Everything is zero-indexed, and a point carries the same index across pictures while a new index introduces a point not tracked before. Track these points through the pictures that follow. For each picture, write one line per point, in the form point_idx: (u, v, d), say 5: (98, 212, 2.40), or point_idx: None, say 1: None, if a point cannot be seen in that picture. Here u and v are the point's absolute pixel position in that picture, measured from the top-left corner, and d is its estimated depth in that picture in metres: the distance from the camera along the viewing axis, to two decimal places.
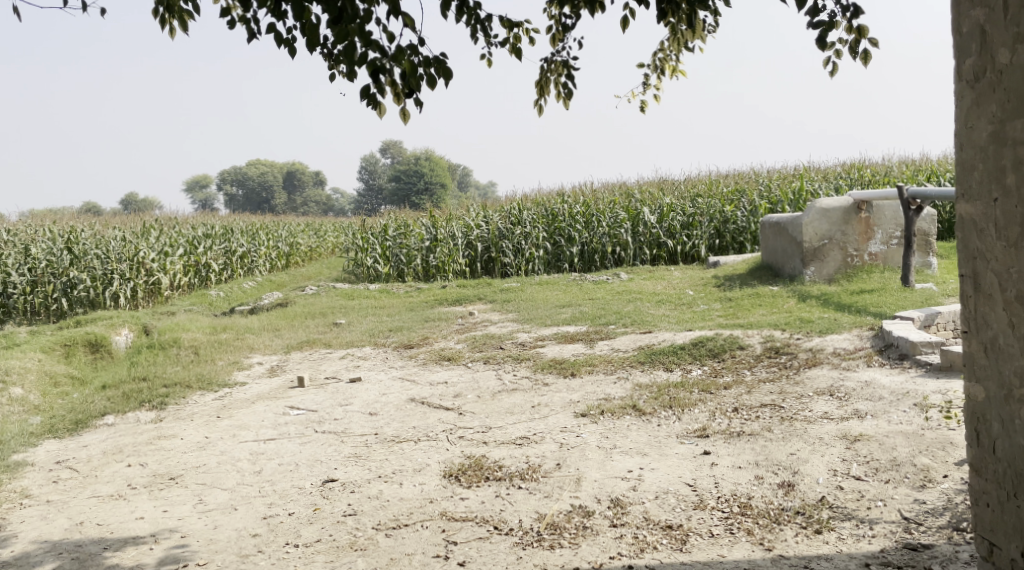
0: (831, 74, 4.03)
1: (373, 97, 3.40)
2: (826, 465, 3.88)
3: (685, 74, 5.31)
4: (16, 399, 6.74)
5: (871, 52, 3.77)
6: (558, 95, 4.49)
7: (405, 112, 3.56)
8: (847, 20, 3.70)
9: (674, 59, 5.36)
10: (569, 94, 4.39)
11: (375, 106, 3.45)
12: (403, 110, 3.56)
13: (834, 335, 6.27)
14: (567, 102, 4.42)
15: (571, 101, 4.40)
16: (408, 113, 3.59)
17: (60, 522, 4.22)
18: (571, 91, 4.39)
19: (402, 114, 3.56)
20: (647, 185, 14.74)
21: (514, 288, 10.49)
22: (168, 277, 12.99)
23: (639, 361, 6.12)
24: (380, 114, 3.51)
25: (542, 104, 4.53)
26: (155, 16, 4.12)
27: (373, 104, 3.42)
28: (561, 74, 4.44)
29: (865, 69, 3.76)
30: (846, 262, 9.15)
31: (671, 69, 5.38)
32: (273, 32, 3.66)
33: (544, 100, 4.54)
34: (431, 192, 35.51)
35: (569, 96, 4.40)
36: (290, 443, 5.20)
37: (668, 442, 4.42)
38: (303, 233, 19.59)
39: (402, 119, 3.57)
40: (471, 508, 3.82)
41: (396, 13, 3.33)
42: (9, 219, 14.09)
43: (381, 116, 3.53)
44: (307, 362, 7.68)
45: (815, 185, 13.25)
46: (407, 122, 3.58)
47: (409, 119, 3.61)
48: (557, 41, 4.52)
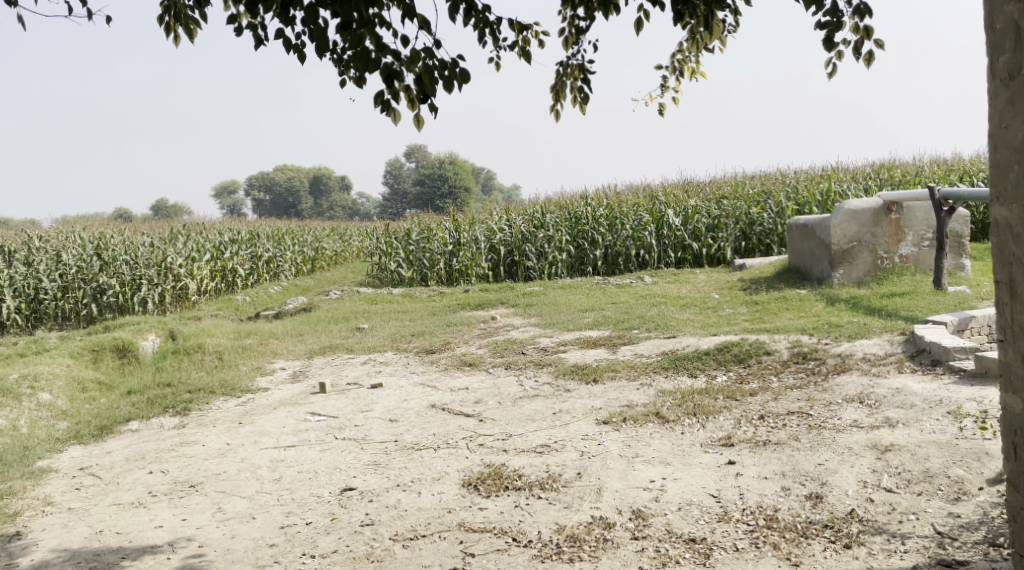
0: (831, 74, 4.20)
1: (387, 103, 3.37)
2: (855, 476, 3.76)
3: (705, 76, 5.24)
4: (43, 404, 6.79)
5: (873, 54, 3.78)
6: (574, 99, 4.42)
7: (419, 118, 3.52)
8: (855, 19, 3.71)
9: (693, 60, 5.27)
10: (585, 99, 4.31)
11: (388, 112, 3.42)
12: (417, 116, 3.51)
13: (864, 340, 6.12)
14: (583, 106, 4.35)
15: (588, 105, 4.32)
16: (423, 119, 3.54)
17: (80, 530, 4.22)
18: (587, 95, 4.31)
19: (416, 120, 3.52)
20: (672, 187, 14.60)
21: (536, 291, 10.43)
22: (195, 282, 13.08)
23: (662, 367, 6.02)
24: (394, 120, 3.48)
25: (558, 109, 4.47)
26: (161, 24, 4.19)
27: (386, 110, 3.39)
28: (577, 78, 4.36)
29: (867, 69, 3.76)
30: (875, 264, 8.96)
31: (690, 70, 5.30)
32: (283, 39, 3.66)
33: (560, 105, 4.48)
34: (455, 196, 35.56)
35: (586, 100, 4.32)
36: (310, 450, 5.17)
37: (692, 451, 4.32)
38: (328, 238, 19.68)
39: (416, 125, 3.53)
40: (489, 519, 3.75)
41: (409, 16, 3.28)
42: (41, 226, 14.28)
43: (395, 122, 3.50)
44: (329, 367, 7.68)
45: (843, 185, 13.04)
46: (421, 128, 3.55)
47: (424, 125, 3.57)
48: (570, 44, 4.46)
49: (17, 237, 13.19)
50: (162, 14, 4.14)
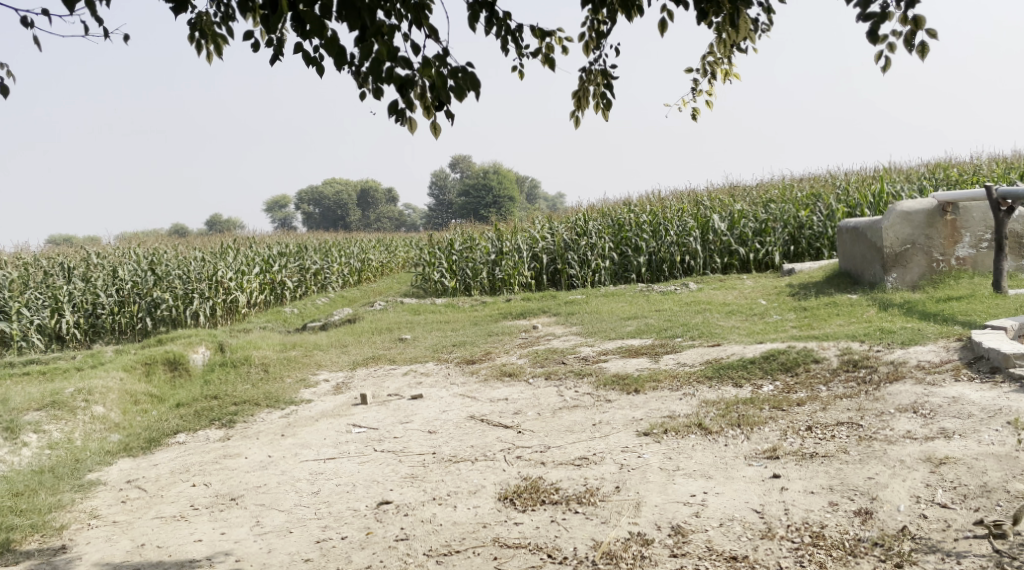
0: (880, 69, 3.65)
1: (401, 112, 3.32)
2: (907, 490, 3.58)
3: (738, 78, 5.11)
4: (97, 417, 6.92)
5: (928, 45, 3.40)
6: (596, 107, 4.32)
7: (436, 127, 3.46)
8: (901, 10, 3.41)
9: (726, 63, 5.16)
10: (608, 104, 4.20)
11: (404, 122, 3.36)
12: (433, 124, 3.45)
13: (918, 346, 5.89)
14: (605, 113, 4.23)
15: (610, 112, 4.21)
16: (439, 128, 3.48)
17: (123, 544, 4.26)
18: (609, 101, 4.20)
19: (433, 129, 3.46)
20: (718, 192, 14.35)
21: (579, 300, 10.33)
22: (245, 295, 13.29)
23: (706, 376, 5.88)
24: (411, 129, 3.43)
25: (579, 116, 4.36)
26: (190, 42, 4.22)
27: (401, 119, 3.34)
28: (600, 84, 4.26)
29: (923, 61, 3.39)
30: (930, 267, 8.66)
31: (722, 73, 5.17)
32: (301, 52, 3.64)
33: (581, 112, 4.37)
34: (500, 205, 35.58)
35: (608, 106, 4.20)
36: (350, 463, 5.16)
37: (735, 464, 4.19)
38: (374, 249, 19.84)
39: (433, 134, 3.47)
40: (525, 534, 3.68)
41: (419, 25, 3.25)
42: (99, 243, 14.67)
43: (412, 131, 3.45)
44: (371, 379, 7.68)
45: (896, 186, 12.64)
46: (438, 136, 3.48)
47: (440, 133, 3.51)
48: (591, 49, 4.37)
49: (76, 254, 13.56)
50: (191, 31, 4.17)
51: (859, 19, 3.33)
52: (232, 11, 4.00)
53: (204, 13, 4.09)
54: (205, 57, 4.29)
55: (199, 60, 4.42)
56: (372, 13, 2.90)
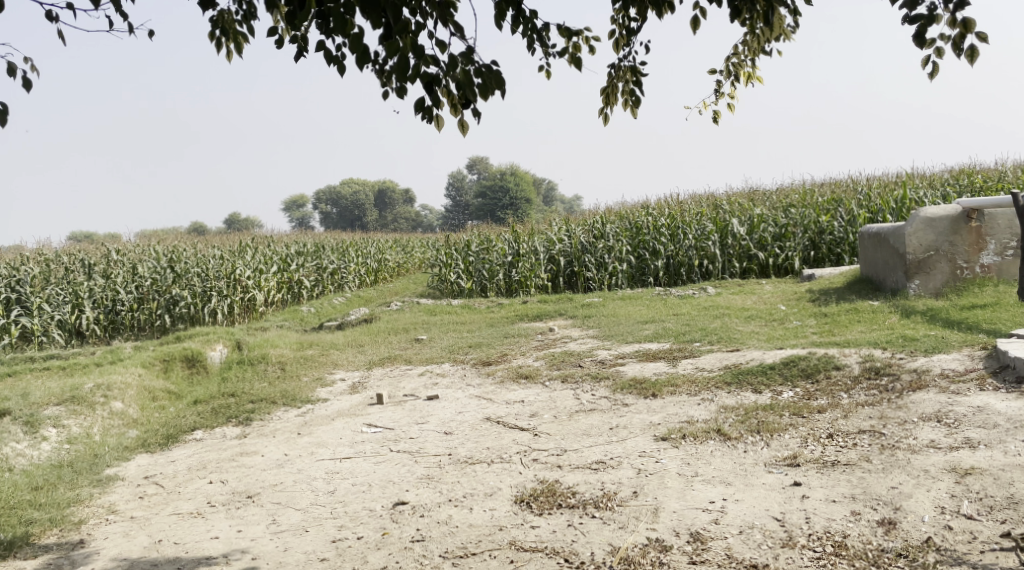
0: (930, 76, 3.51)
1: (428, 110, 3.31)
2: (932, 501, 3.52)
3: (761, 81, 5.08)
4: (116, 412, 6.95)
5: (978, 51, 3.23)
6: (625, 103, 4.29)
7: (463, 124, 3.45)
8: (950, 12, 3.35)
9: (750, 65, 5.13)
10: (637, 101, 4.17)
11: (431, 119, 3.36)
12: (461, 121, 3.44)
13: (941, 354, 5.81)
14: (634, 109, 4.20)
15: (638, 109, 4.18)
16: (467, 125, 3.47)
17: (139, 540, 4.26)
18: (639, 98, 4.18)
19: (460, 126, 3.44)
20: (737, 196, 14.25)
21: (595, 302, 10.29)
22: (262, 293, 13.34)
23: (725, 381, 5.82)
24: (438, 126, 3.42)
25: (608, 113, 4.33)
26: (211, 40, 4.23)
27: (428, 117, 3.33)
28: (629, 81, 4.24)
29: (972, 67, 3.20)
30: (954, 274, 8.55)
31: (746, 76, 5.13)
32: (324, 50, 3.62)
33: (610, 108, 4.34)
34: (517, 207, 35.55)
35: (637, 103, 4.16)
36: (365, 462, 5.14)
37: (755, 471, 4.13)
38: (391, 249, 19.88)
39: (461, 130, 3.45)
40: (541, 538, 3.64)
41: (444, 22, 3.23)
42: (121, 240, 14.79)
43: (439, 128, 3.43)
44: (387, 378, 7.68)
45: (919, 192, 12.48)
46: (465, 133, 3.47)
47: (468, 130, 3.49)
48: (621, 46, 4.35)
49: (97, 250, 13.67)
50: (213, 28, 4.17)
51: (905, 21, 3.28)
52: (254, 9, 4.00)
53: (226, 11, 4.09)
54: (226, 55, 4.30)
55: (221, 56, 4.41)
56: (398, 12, 2.89)
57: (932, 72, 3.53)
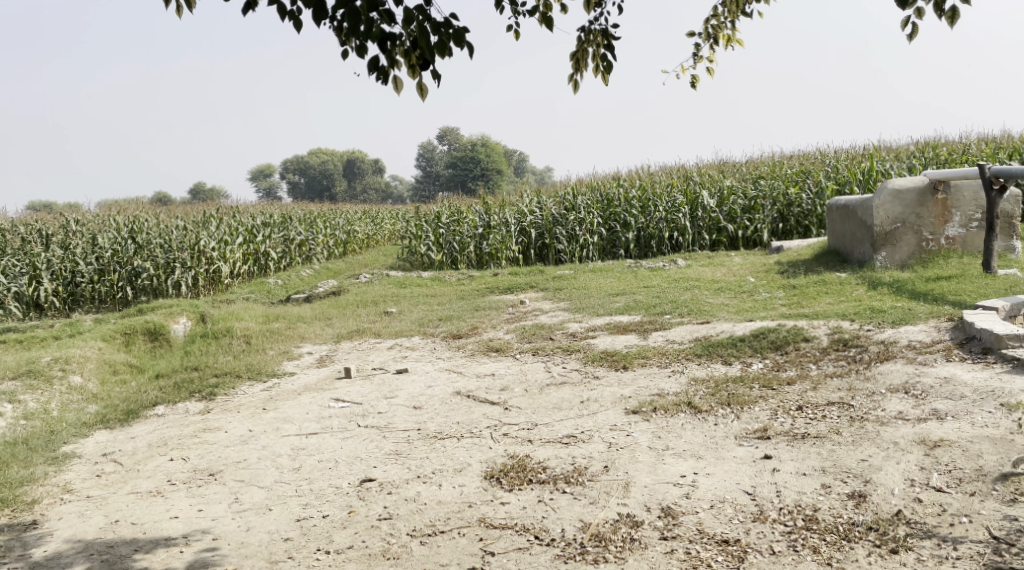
0: (911, 38, 3.35)
1: (384, 71, 3.16)
2: (902, 473, 3.52)
3: (741, 43, 5.04)
4: (74, 387, 6.77)
5: (960, 11, 3.12)
6: (596, 69, 4.17)
7: (421, 87, 3.30)
8: None
9: (729, 27, 5.07)
10: (608, 67, 4.03)
11: (386, 81, 3.21)
12: (419, 84, 3.29)
13: (909, 326, 5.84)
14: (605, 75, 4.06)
15: (610, 74, 4.04)
16: (426, 89, 3.32)
17: (96, 520, 4.14)
18: (610, 63, 4.04)
19: (418, 89, 3.30)
20: (707, 168, 14.23)
21: (566, 275, 10.23)
22: (228, 265, 13.08)
23: (695, 354, 5.80)
24: (394, 89, 3.28)
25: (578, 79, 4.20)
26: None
27: (383, 78, 3.19)
28: (600, 45, 4.12)
29: (953, 29, 3.09)
30: (920, 246, 8.61)
31: (726, 37, 5.08)
32: (278, 5, 3.43)
33: (580, 74, 4.22)
34: (487, 178, 35.29)
35: (608, 69, 4.02)
36: (332, 438, 5.05)
37: (726, 444, 4.12)
38: (360, 221, 19.63)
39: (419, 95, 3.31)
40: (511, 514, 3.59)
41: None
42: (80, 210, 14.40)
43: (396, 92, 3.29)
44: (355, 352, 7.56)
45: (886, 164, 12.55)
46: (423, 98, 3.32)
47: (427, 94, 3.35)
48: (593, 7, 4.21)
49: (55, 220, 13.30)
50: None
51: None
52: None
53: None
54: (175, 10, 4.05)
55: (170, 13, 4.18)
56: None
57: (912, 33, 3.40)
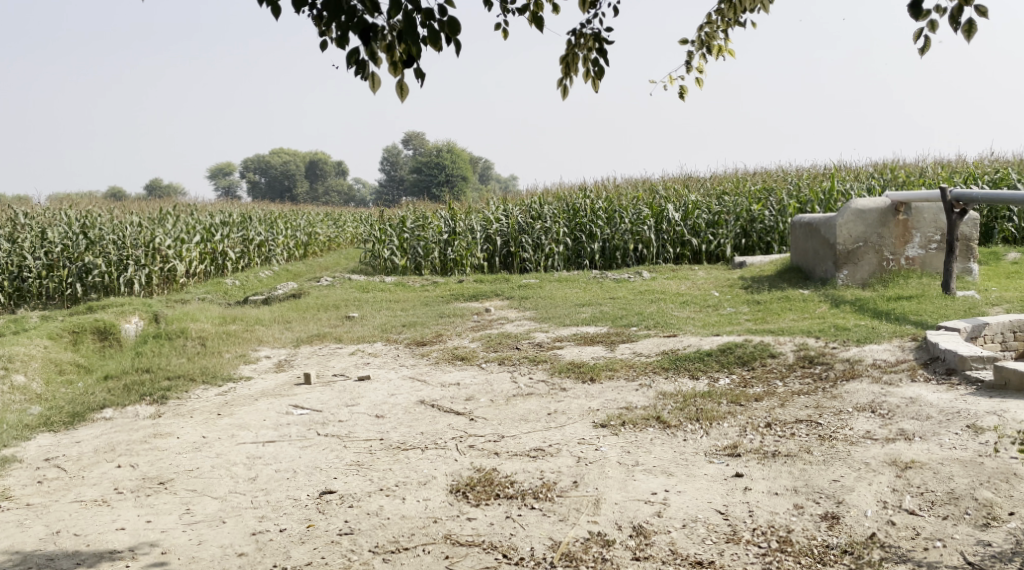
0: (922, 50, 3.33)
1: (363, 64, 3.04)
2: (874, 495, 3.49)
3: (733, 54, 5.03)
4: (17, 387, 6.49)
5: (975, 23, 3.08)
6: (586, 73, 4.09)
7: (401, 87, 3.18)
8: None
9: (721, 37, 5.05)
10: (599, 72, 3.92)
11: (364, 76, 3.09)
12: (399, 83, 3.17)
13: (873, 344, 5.86)
14: (595, 81, 3.96)
15: (600, 80, 3.94)
16: (407, 90, 3.20)
17: (35, 531, 3.92)
18: (601, 69, 3.92)
19: (398, 90, 3.18)
20: (672, 182, 14.31)
21: (532, 284, 10.14)
22: (183, 264, 12.76)
23: (662, 367, 5.75)
24: (373, 88, 3.15)
25: (567, 84, 4.10)
26: None
27: (361, 72, 3.06)
28: (591, 48, 4.05)
29: (969, 44, 3.06)
30: (881, 265, 8.70)
31: (717, 47, 5.07)
32: None
33: (570, 79, 4.12)
34: (452, 184, 35.10)
35: (599, 75, 3.93)
36: (290, 447, 4.88)
37: (696, 461, 4.05)
38: (322, 223, 19.35)
39: (399, 94, 3.18)
40: (478, 531, 3.48)
41: None
42: (30, 203, 13.93)
43: (374, 90, 3.16)
44: (315, 357, 7.37)
45: (847, 184, 12.72)
46: (403, 99, 3.20)
47: (407, 95, 3.23)
48: (586, 9, 4.11)
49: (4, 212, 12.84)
50: None
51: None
52: None
53: None
54: None
55: None
56: None
57: (923, 45, 3.32)
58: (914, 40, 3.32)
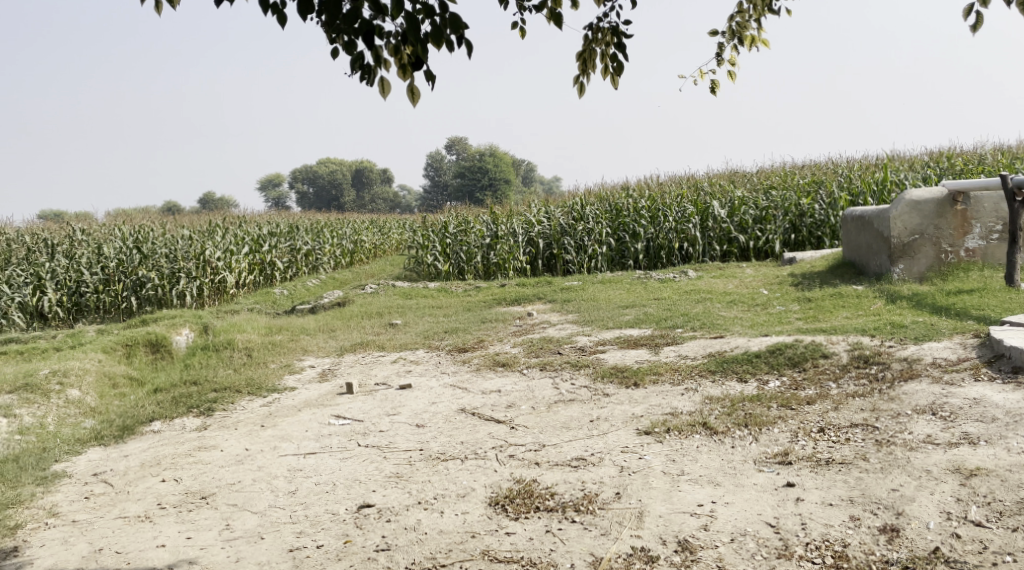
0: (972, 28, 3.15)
1: (370, 70, 2.97)
2: (937, 506, 3.30)
3: (765, 44, 4.86)
4: (71, 401, 6.59)
5: None
6: (605, 70, 3.99)
7: (413, 91, 3.10)
8: None
9: (753, 27, 4.88)
10: (618, 68, 3.83)
11: (373, 82, 3.02)
12: (410, 87, 3.09)
13: (932, 342, 5.59)
14: (615, 77, 3.87)
15: (620, 76, 3.85)
16: (418, 93, 3.12)
17: (79, 548, 3.94)
18: (620, 64, 3.82)
19: (409, 93, 3.10)
20: (717, 178, 14.01)
21: (575, 286, 10.02)
22: (233, 275, 12.94)
23: (709, 370, 5.57)
24: (383, 93, 3.08)
25: (585, 81, 4.02)
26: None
27: (369, 78, 2.99)
28: (610, 43, 3.95)
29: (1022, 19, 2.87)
30: (939, 258, 8.34)
31: (749, 38, 4.90)
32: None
33: (587, 76, 4.04)
34: (495, 187, 35.09)
35: (618, 70, 3.84)
36: (331, 459, 4.83)
37: (745, 469, 3.88)
38: (367, 231, 19.48)
39: (410, 99, 3.10)
40: (517, 546, 3.38)
41: None
42: (89, 220, 14.32)
43: (385, 96, 3.10)
44: (358, 366, 7.35)
45: (901, 175, 12.29)
46: (415, 103, 3.12)
47: (419, 100, 3.15)
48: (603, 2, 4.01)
49: (62, 230, 13.18)
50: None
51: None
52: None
53: None
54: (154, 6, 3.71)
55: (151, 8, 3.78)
56: None
57: (974, 23, 3.13)
58: (964, 18, 3.15)
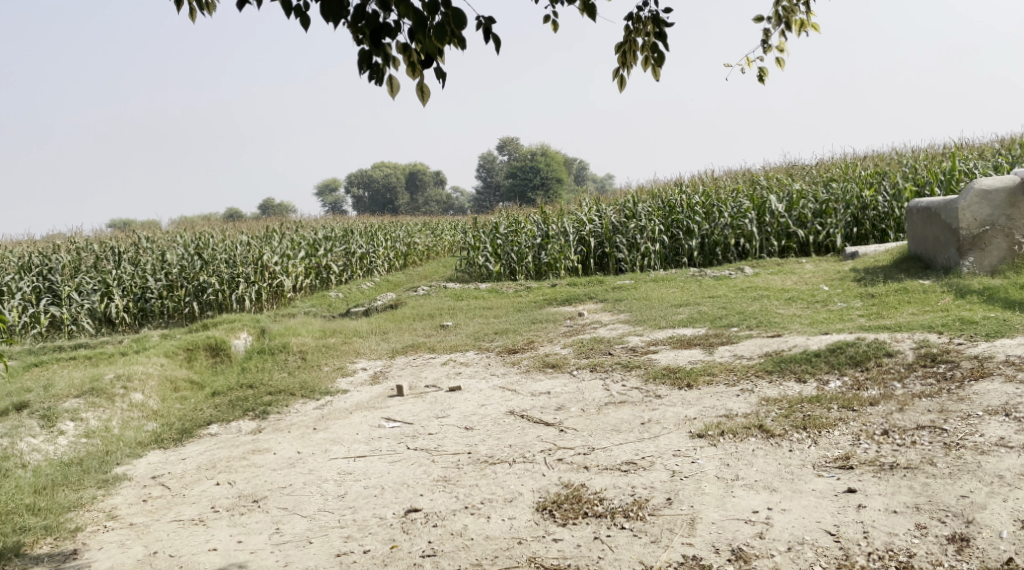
0: None
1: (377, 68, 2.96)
2: (1009, 513, 3.12)
3: (812, 29, 4.71)
4: (135, 404, 6.73)
5: None
6: (645, 62, 3.93)
7: (423, 90, 3.08)
8: None
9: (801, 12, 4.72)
10: (658, 60, 3.73)
11: (382, 82, 3.01)
12: (421, 86, 3.07)
13: (1005, 339, 5.31)
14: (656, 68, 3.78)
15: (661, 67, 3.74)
16: (428, 92, 3.10)
17: (135, 551, 4.00)
18: (660, 55, 3.73)
19: (419, 92, 3.08)
20: (774, 171, 13.68)
21: (627, 285, 9.88)
22: (290, 279, 13.13)
23: (766, 370, 5.39)
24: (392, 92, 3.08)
25: (624, 75, 4.05)
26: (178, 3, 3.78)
27: (378, 77, 2.98)
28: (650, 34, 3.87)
29: None
30: (1011, 250, 7.95)
31: (797, 24, 4.73)
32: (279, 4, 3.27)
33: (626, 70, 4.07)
34: (547, 187, 35.01)
35: (658, 62, 3.73)
36: (381, 462, 4.82)
37: (803, 475, 3.72)
38: (421, 233, 19.61)
39: (420, 97, 3.08)
40: (564, 554, 3.30)
41: None
42: (154, 228, 14.68)
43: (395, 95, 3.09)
44: (409, 368, 7.35)
45: (969, 163, 11.80)
46: (426, 101, 3.09)
47: (429, 98, 3.12)
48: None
49: (128, 238, 13.55)
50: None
51: None
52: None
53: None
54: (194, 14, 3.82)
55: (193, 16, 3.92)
56: None
57: None
58: None
